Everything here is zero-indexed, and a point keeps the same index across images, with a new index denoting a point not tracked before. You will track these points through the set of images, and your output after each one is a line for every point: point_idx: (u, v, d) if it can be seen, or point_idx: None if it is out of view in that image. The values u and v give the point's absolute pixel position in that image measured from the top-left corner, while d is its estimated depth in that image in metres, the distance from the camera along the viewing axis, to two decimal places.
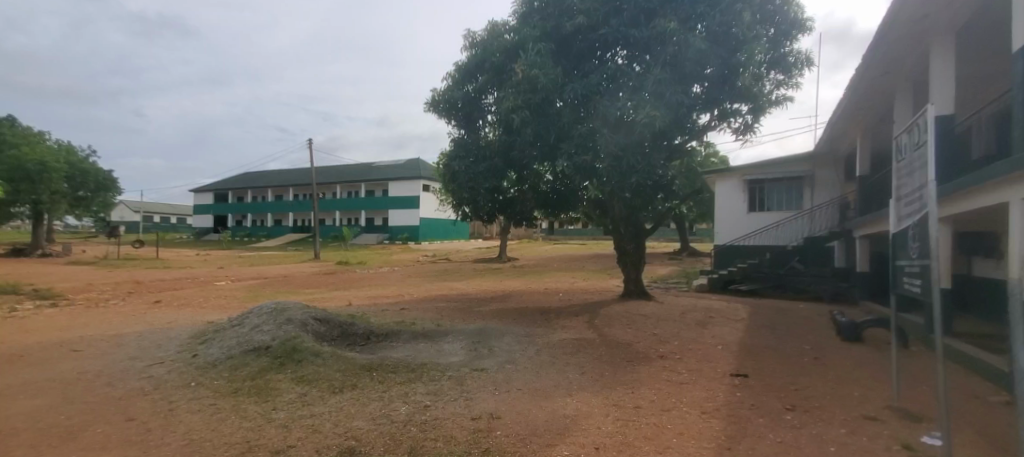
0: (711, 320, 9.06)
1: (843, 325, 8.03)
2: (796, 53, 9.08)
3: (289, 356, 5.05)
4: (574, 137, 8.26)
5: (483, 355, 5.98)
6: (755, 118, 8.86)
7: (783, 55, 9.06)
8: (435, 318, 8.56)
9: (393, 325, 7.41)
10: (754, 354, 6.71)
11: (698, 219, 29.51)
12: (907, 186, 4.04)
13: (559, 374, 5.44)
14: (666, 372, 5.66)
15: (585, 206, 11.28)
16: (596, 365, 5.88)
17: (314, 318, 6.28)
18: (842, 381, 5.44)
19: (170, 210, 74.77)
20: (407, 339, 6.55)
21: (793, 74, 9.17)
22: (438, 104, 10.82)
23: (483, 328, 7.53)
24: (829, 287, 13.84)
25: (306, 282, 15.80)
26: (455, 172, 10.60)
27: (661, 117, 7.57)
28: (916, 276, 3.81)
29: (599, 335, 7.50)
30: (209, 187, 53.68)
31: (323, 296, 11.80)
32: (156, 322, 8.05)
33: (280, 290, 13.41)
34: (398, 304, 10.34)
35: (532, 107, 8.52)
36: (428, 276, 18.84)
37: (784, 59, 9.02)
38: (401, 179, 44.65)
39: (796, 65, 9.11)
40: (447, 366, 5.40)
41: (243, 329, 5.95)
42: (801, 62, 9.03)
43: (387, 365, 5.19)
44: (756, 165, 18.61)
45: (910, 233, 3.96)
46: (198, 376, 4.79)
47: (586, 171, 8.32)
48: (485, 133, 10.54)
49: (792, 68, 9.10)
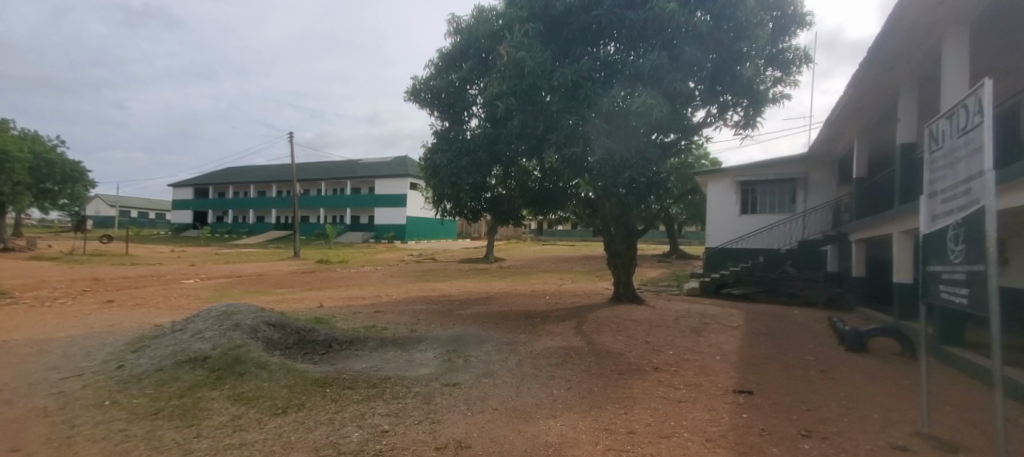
0: (707, 327, 8.50)
1: (847, 333, 7.54)
2: (795, 50, 8.55)
3: (228, 369, 4.35)
4: (563, 127, 7.67)
5: (457, 366, 5.33)
6: (757, 112, 8.32)
7: (781, 51, 8.52)
8: (410, 322, 7.89)
9: (361, 331, 6.72)
10: (756, 366, 6.16)
11: (689, 221, 29.12)
12: (950, 179, 3.51)
13: (542, 390, 4.81)
14: (662, 388, 5.06)
15: (574, 205, 10.69)
16: (584, 378, 5.27)
17: (267, 323, 5.58)
18: (858, 400, 4.92)
19: (148, 205, 72.83)
20: (374, 347, 5.86)
21: (791, 71, 8.62)
22: (419, 93, 10.10)
23: (460, 334, 6.86)
24: (824, 292, 13.42)
25: (279, 281, 14.99)
26: (435, 166, 9.86)
27: (657, 106, 7.02)
28: (962, 284, 3.29)
29: (587, 343, 6.90)
30: (188, 182, 52.21)
31: (293, 296, 11.07)
32: (95, 326, 7.28)
33: (249, 289, 12.62)
34: (373, 306, 9.66)
35: (519, 94, 7.92)
36: (410, 276, 18.11)
37: (781, 55, 8.50)
38: (386, 177, 43.73)
39: (794, 62, 8.56)
40: (413, 380, 4.72)
41: (182, 336, 5.25)
42: (800, 59, 8.49)
43: (347, 379, 4.52)
44: (750, 166, 18.12)
45: (952, 234, 3.45)
46: (116, 394, 4.18)
47: (576, 165, 7.73)
48: (469, 125, 9.85)
49: (790, 65, 8.55)
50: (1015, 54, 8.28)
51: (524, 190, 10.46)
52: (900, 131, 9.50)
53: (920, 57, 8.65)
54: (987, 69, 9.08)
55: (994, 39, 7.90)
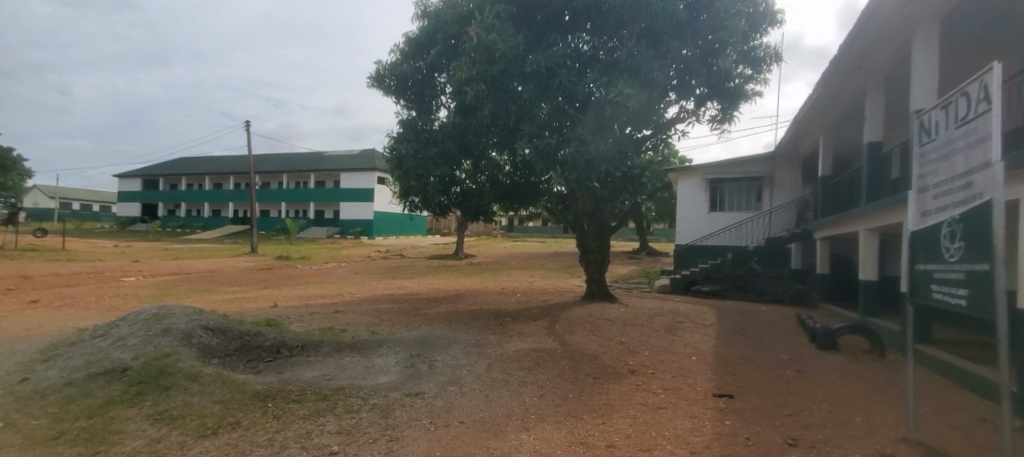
0: (681, 325, 8.33)
1: (818, 331, 7.49)
2: (766, 47, 8.17)
3: (152, 382, 3.80)
4: (537, 116, 7.31)
5: (420, 374, 4.87)
6: (733, 107, 8.17)
7: (752, 49, 8.13)
8: (372, 324, 7.36)
9: (316, 334, 6.17)
10: (733, 367, 5.97)
11: (658, 219, 29.39)
12: (944, 174, 3.29)
13: (512, 398, 4.43)
14: (640, 393, 4.78)
15: (546, 200, 10.37)
16: (558, 384, 4.92)
17: (205, 327, 4.99)
18: (839, 402, 4.75)
19: (93, 197, 68.35)
20: (329, 352, 5.35)
21: (762, 70, 8.23)
22: (384, 79, 9.55)
23: (425, 336, 6.40)
24: (790, 289, 13.59)
25: (232, 278, 14.06)
26: (401, 156, 9.29)
27: (635, 96, 6.76)
28: (960, 284, 3.07)
29: (559, 344, 6.55)
30: (137, 172, 49.18)
31: (245, 295, 10.32)
32: (6, 330, 6.45)
33: (196, 287, 11.73)
34: (333, 306, 9.07)
35: (490, 81, 7.50)
36: (375, 273, 17.43)
37: (754, 53, 8.08)
38: (352, 170, 42.38)
39: (765, 59, 8.18)
40: (371, 390, 4.25)
41: (102, 343, 4.64)
42: (770, 56, 8.12)
43: (295, 390, 4.03)
44: (718, 164, 18.25)
45: (947, 231, 3.25)
46: (12, 414, 3.55)
47: (548, 157, 7.40)
48: (437, 114, 9.36)
49: (761, 62, 8.14)
50: (982, 55, 8.28)
51: (494, 184, 10.09)
52: (867, 130, 9.55)
53: (889, 58, 8.64)
54: (952, 71, 9.12)
55: (962, 40, 7.89)
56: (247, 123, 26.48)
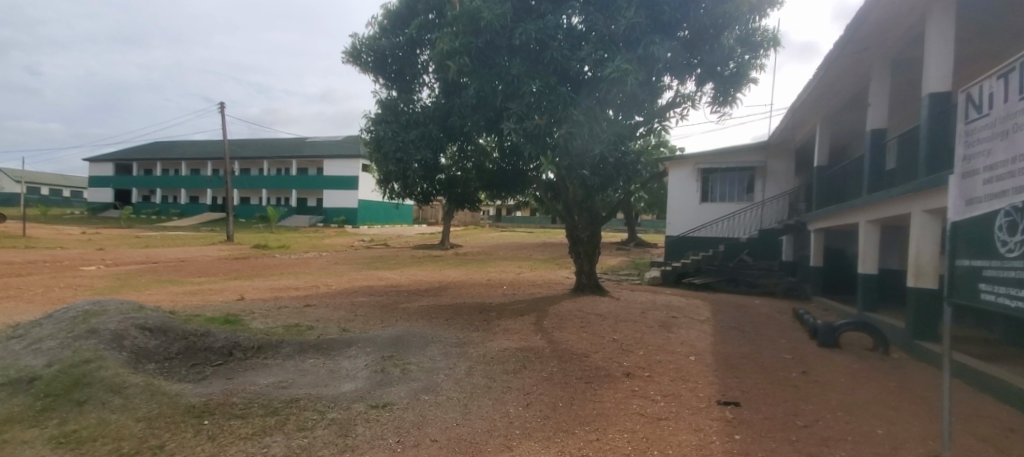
0: (676, 321, 7.87)
1: (820, 329, 7.06)
2: (763, 31, 7.49)
3: (64, 395, 3.43)
4: (525, 94, 6.72)
5: (391, 380, 4.30)
6: (734, 89, 7.67)
7: (751, 31, 7.43)
8: (343, 319, 6.77)
9: (278, 333, 5.56)
10: (735, 369, 5.51)
11: (647, 209, 29.08)
12: (1001, 155, 2.78)
13: (494, 408, 3.90)
14: (637, 400, 4.31)
15: (535, 189, 9.83)
16: (545, 390, 4.41)
17: (141, 327, 4.50)
18: (855, 411, 4.28)
19: (64, 183, 65.97)
20: (290, 354, 4.78)
21: (759, 55, 7.56)
22: (360, 54, 8.84)
23: (400, 334, 5.82)
24: (782, 281, 13.27)
25: (201, 268, 13.35)
26: (379, 138, 8.59)
27: (633, 72, 6.26)
28: (1020, 285, 2.57)
29: (547, 342, 6.04)
30: (110, 157, 47.42)
31: (210, 287, 9.65)
32: None
33: (159, 278, 11.03)
34: (304, 299, 8.49)
35: (474, 54, 6.91)
36: (357, 263, 16.78)
37: (751, 37, 7.40)
38: (336, 157, 41.22)
39: (763, 44, 7.52)
40: (330, 402, 3.67)
41: (21, 344, 4.32)
42: (769, 41, 7.43)
43: (238, 402, 3.47)
44: (711, 153, 17.78)
45: (1003, 222, 2.75)
46: None
47: (537, 140, 6.84)
48: (419, 95, 8.69)
49: (759, 48, 7.49)
50: (996, 37, 7.79)
51: (480, 171, 9.51)
52: (871, 117, 9.06)
53: (897, 40, 8.11)
54: (962, 56, 8.64)
55: (976, 22, 7.40)
56: (221, 104, 25.25)
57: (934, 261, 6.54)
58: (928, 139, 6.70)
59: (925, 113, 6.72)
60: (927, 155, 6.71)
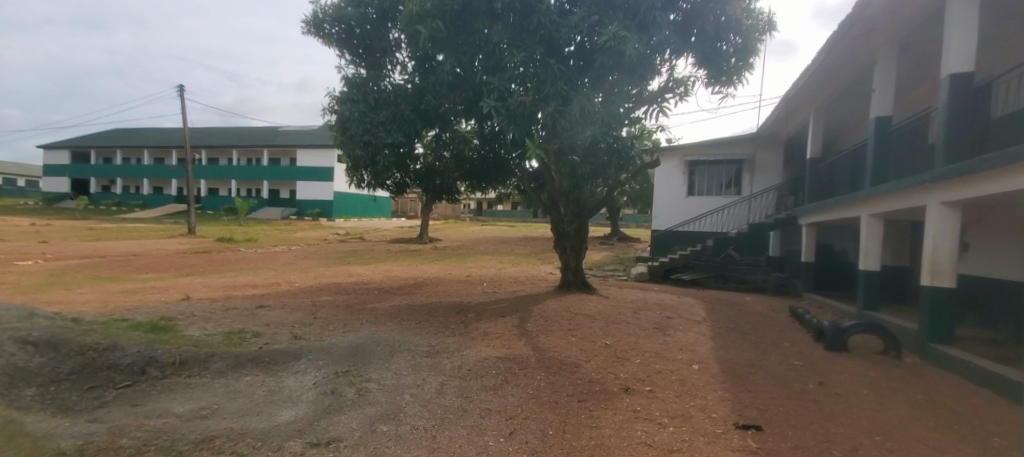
0: (671, 322, 7.23)
1: (827, 330, 6.49)
2: (761, 12, 6.86)
3: None
4: (508, 66, 5.93)
5: (341, 406, 3.48)
6: (735, 70, 7.03)
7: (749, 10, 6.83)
8: (297, 323, 5.93)
9: (212, 342, 4.70)
10: (746, 380, 4.86)
11: (628, 203, 28.62)
12: None
13: (468, 441, 3.13)
14: (641, 424, 3.59)
15: (518, 180, 9.04)
16: (532, 413, 3.66)
17: (21, 346, 3.73)
18: (895, 435, 3.63)
19: (19, 171, 62.62)
20: (219, 372, 3.94)
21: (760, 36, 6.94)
22: (323, 25, 7.89)
23: (362, 342, 4.99)
24: (772, 277, 12.83)
25: (152, 262, 12.20)
26: (344, 120, 7.65)
27: (630, 39, 5.57)
28: None
29: (533, 350, 5.30)
30: (67, 144, 44.83)
31: (154, 284, 8.63)
32: None
33: (97, 274, 9.91)
34: (260, 298, 7.61)
35: (450, 18, 6.10)
36: (327, 258, 15.79)
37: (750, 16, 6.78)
38: (310, 147, 39.77)
39: (765, 25, 6.89)
40: (257, 439, 2.87)
41: None
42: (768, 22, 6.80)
43: (127, 446, 2.64)
44: (698, 145, 17.25)
45: None
46: None
47: (521, 119, 6.07)
48: (390, 73, 7.82)
49: (760, 29, 6.86)
50: None
51: (459, 160, 8.73)
52: (875, 103, 8.52)
53: (907, 20, 7.56)
54: None
55: None
56: (181, 87, 23.64)
57: (951, 256, 6.00)
58: (945, 125, 6.14)
59: (945, 96, 6.13)
60: (945, 143, 6.14)
